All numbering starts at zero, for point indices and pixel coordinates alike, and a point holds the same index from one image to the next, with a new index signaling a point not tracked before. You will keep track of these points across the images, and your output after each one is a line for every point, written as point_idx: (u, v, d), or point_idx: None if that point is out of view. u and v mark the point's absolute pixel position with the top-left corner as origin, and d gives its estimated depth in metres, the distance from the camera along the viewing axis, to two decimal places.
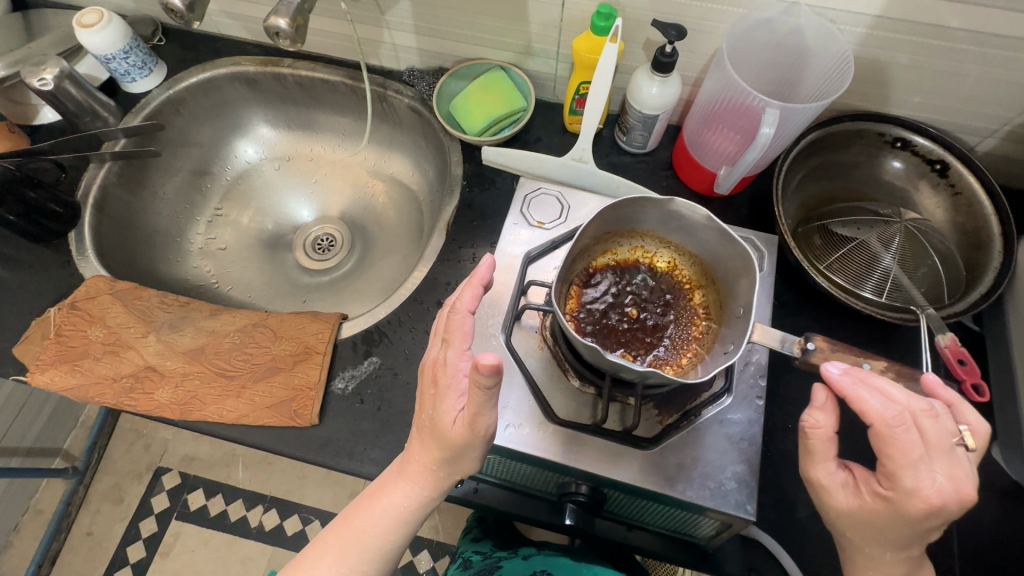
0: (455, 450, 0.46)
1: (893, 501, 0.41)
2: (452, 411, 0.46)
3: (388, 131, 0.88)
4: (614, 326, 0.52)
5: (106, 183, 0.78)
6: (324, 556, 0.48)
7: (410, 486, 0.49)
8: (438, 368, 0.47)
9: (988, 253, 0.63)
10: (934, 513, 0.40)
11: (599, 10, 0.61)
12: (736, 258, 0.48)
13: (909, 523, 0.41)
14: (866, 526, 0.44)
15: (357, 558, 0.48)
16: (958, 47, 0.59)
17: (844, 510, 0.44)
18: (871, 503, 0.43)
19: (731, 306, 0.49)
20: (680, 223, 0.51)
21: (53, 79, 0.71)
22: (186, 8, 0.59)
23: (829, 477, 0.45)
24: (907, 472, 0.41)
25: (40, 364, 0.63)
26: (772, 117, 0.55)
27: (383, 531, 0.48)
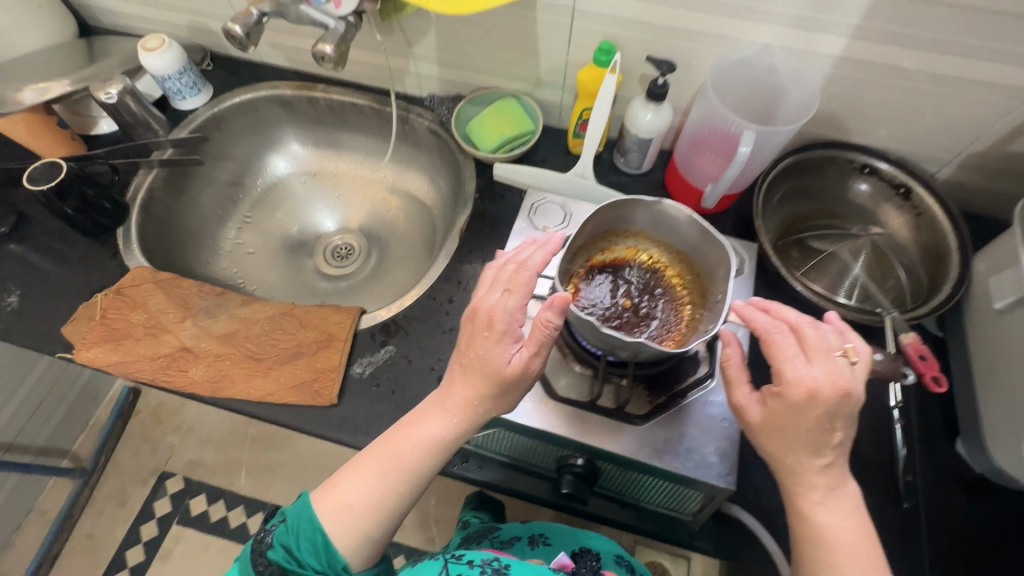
0: (501, 388, 0.51)
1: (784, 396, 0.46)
2: (508, 354, 0.50)
3: (408, 151, 0.97)
4: (608, 313, 0.59)
5: (153, 187, 0.86)
6: (362, 475, 0.52)
7: (448, 416, 0.53)
8: (494, 315, 0.50)
9: (947, 265, 0.69)
10: (816, 398, 0.45)
11: (600, 46, 0.70)
12: (717, 253, 0.55)
13: (801, 416, 0.46)
14: (777, 435, 0.47)
15: (392, 478, 0.52)
16: (912, 85, 0.68)
17: (756, 424, 0.49)
18: (771, 406, 0.47)
19: (713, 295, 0.56)
20: (668, 223, 0.58)
21: (117, 93, 0.80)
22: (245, 35, 0.68)
23: (740, 397, 0.50)
24: (787, 365, 0.47)
25: (86, 342, 0.69)
26: (749, 138, 0.64)
27: (420, 457, 0.52)
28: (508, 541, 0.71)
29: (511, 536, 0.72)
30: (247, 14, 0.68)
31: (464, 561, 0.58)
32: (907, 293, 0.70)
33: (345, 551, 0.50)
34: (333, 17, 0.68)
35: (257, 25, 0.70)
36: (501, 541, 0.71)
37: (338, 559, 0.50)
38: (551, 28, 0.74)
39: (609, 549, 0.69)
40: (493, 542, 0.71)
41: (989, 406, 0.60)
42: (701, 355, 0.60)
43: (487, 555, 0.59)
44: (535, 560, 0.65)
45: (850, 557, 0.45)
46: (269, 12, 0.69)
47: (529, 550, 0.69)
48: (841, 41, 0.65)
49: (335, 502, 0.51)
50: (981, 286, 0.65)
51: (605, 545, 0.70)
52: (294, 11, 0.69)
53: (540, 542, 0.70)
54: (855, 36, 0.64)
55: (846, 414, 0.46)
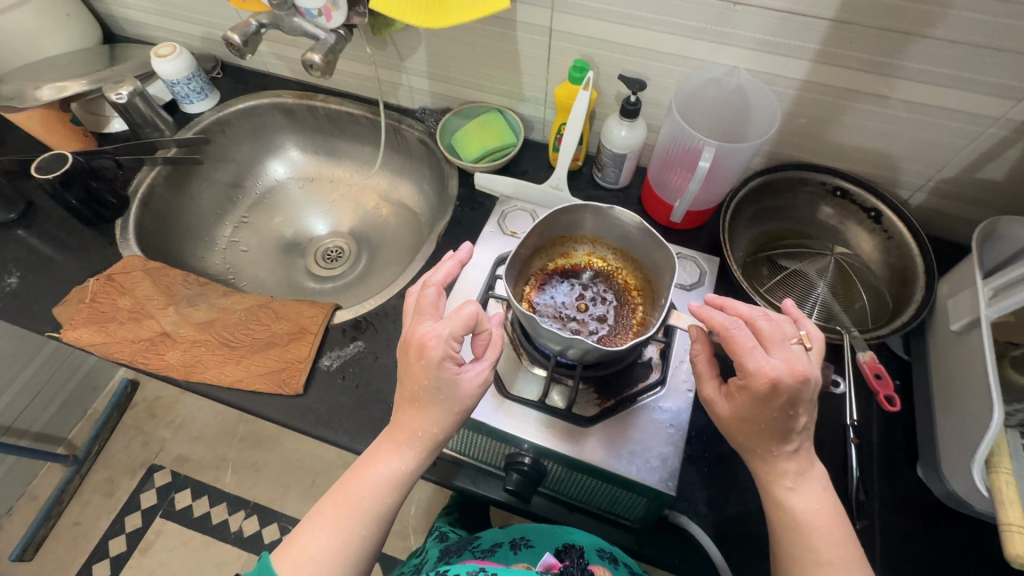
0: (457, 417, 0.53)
1: (745, 387, 0.47)
2: (454, 375, 0.52)
3: (399, 160, 1.02)
4: (561, 315, 0.61)
5: (154, 183, 0.91)
6: (321, 525, 0.52)
7: (403, 452, 0.54)
8: (428, 343, 0.51)
9: (913, 287, 0.70)
10: (775, 388, 0.45)
11: (575, 64, 0.73)
12: (664, 261, 0.57)
13: (766, 406, 0.46)
14: (746, 426, 0.48)
15: (353, 522, 0.52)
16: (875, 109, 0.69)
17: (726, 417, 0.50)
18: (737, 400, 0.48)
19: (660, 300, 0.58)
20: (619, 230, 0.60)
21: (128, 94, 0.86)
22: (243, 43, 0.73)
23: (708, 392, 0.52)
24: (745, 358, 0.47)
25: (73, 323, 0.73)
26: (709, 153, 0.66)
27: (378, 494, 0.53)
28: (490, 549, 0.66)
29: (493, 543, 0.68)
30: (247, 24, 0.73)
31: (451, 574, 0.55)
32: (872, 312, 0.70)
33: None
34: (325, 30, 0.73)
35: (255, 34, 0.74)
36: (484, 549, 0.66)
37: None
38: (530, 46, 0.78)
39: (591, 540, 0.61)
40: (475, 551, 0.66)
41: (945, 428, 0.60)
42: (653, 362, 0.61)
43: (473, 566, 0.56)
44: (520, 565, 0.61)
45: (823, 535, 0.46)
46: (266, 24, 0.75)
47: (512, 555, 0.64)
48: (804, 64, 0.67)
49: (295, 558, 0.50)
50: (943, 308, 0.65)
51: (585, 538, 0.62)
52: (289, 23, 0.74)
53: (523, 545, 0.65)
54: (816, 60, 0.66)
55: (809, 399, 0.46)
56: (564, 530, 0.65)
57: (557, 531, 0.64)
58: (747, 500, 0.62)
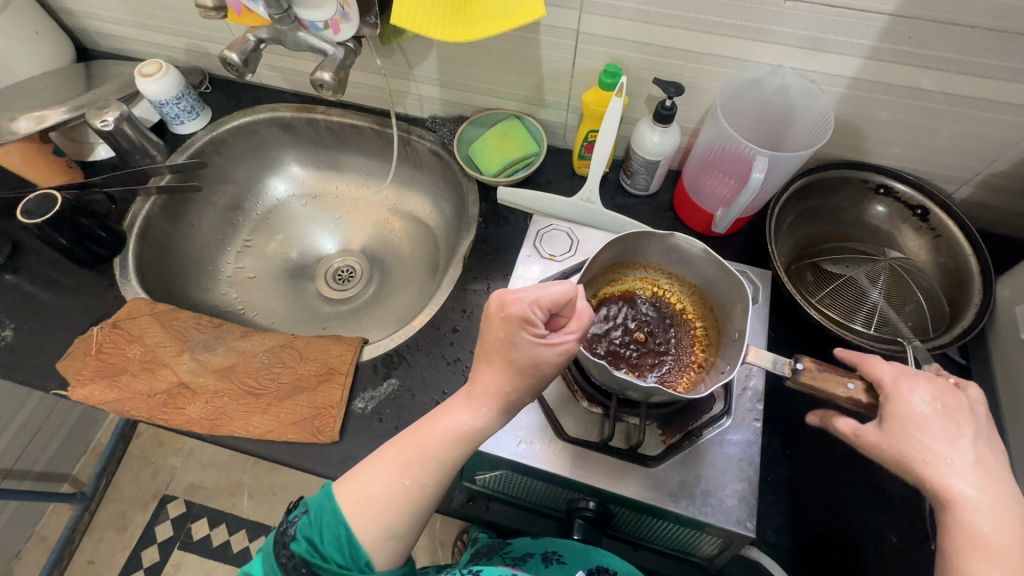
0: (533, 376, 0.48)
1: (891, 397, 0.45)
2: (532, 338, 0.48)
3: (410, 172, 0.96)
4: (622, 347, 0.57)
5: (150, 214, 0.84)
6: (386, 465, 0.47)
7: (475, 407, 0.49)
8: (508, 302, 0.47)
9: (969, 290, 0.67)
10: (920, 390, 0.44)
11: (606, 69, 0.68)
12: (732, 286, 0.54)
13: (920, 410, 0.43)
14: (907, 436, 0.43)
15: (416, 470, 0.47)
16: (927, 106, 0.66)
17: (880, 438, 0.45)
18: (886, 415, 0.44)
19: (727, 329, 0.55)
20: (681, 255, 0.57)
21: (114, 120, 0.79)
22: (242, 62, 0.66)
23: (854, 428, 0.47)
24: (879, 365, 0.47)
25: (80, 379, 0.68)
26: (762, 163, 0.62)
27: (445, 447, 0.47)
28: (521, 558, 0.59)
29: (524, 552, 0.60)
30: (245, 41, 0.66)
31: None
32: (929, 317, 0.68)
33: (369, 547, 0.46)
34: (332, 43, 0.67)
35: (254, 51, 0.68)
36: (514, 557, 0.60)
37: (362, 555, 0.46)
38: (554, 50, 0.72)
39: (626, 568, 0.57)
40: (503, 558, 0.60)
41: (1017, 441, 0.58)
42: (715, 391, 0.58)
43: None
44: None
45: None
46: (266, 39, 0.68)
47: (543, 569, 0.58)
48: (855, 62, 0.63)
49: (357, 493, 0.46)
50: (1007, 313, 0.63)
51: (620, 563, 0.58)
52: (291, 38, 0.67)
53: (555, 559, 0.58)
54: (869, 57, 0.62)
55: (967, 409, 0.44)
56: (598, 550, 0.58)
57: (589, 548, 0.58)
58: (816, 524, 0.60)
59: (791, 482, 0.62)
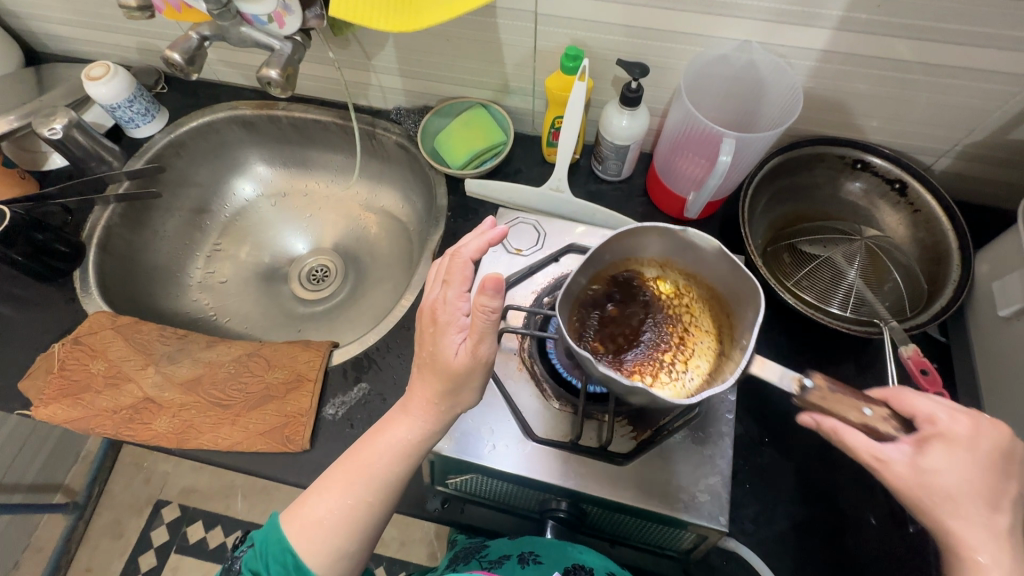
0: (462, 383, 0.48)
1: (938, 436, 0.40)
2: (454, 344, 0.47)
3: (378, 166, 0.93)
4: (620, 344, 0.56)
5: (110, 223, 0.82)
6: (330, 488, 0.48)
7: (413, 420, 0.49)
8: (437, 308, 0.48)
9: (948, 265, 0.65)
10: (979, 436, 0.40)
11: (566, 52, 0.65)
12: (745, 288, 0.51)
13: (972, 455, 0.40)
14: (946, 479, 0.39)
15: (358, 488, 0.48)
16: (903, 76, 0.63)
17: (915, 476, 0.40)
18: (931, 453, 0.40)
19: (740, 335, 0.51)
20: (692, 254, 0.54)
21: (63, 128, 0.76)
22: (186, 62, 0.63)
23: (877, 449, 0.41)
24: (926, 403, 0.42)
25: (43, 398, 0.66)
26: (729, 145, 0.60)
27: (386, 463, 0.49)
28: (497, 561, 0.58)
29: (501, 555, 0.59)
30: (187, 39, 0.63)
31: None
32: (907, 296, 0.66)
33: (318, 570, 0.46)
34: (278, 37, 0.64)
35: (198, 50, 0.65)
36: (490, 561, 0.59)
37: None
38: (514, 34, 0.69)
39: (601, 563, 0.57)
40: (480, 562, 0.59)
41: (997, 419, 0.57)
42: None
43: None
44: None
45: None
46: (210, 36, 0.65)
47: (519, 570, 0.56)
48: (825, 33, 0.60)
49: (303, 520, 0.47)
50: (985, 289, 0.61)
51: (596, 559, 0.57)
52: (234, 33, 0.64)
53: (531, 560, 0.57)
54: (839, 28, 0.59)
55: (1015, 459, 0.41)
56: (574, 547, 0.58)
57: (564, 546, 0.58)
58: (793, 511, 0.60)
59: (769, 470, 0.61)
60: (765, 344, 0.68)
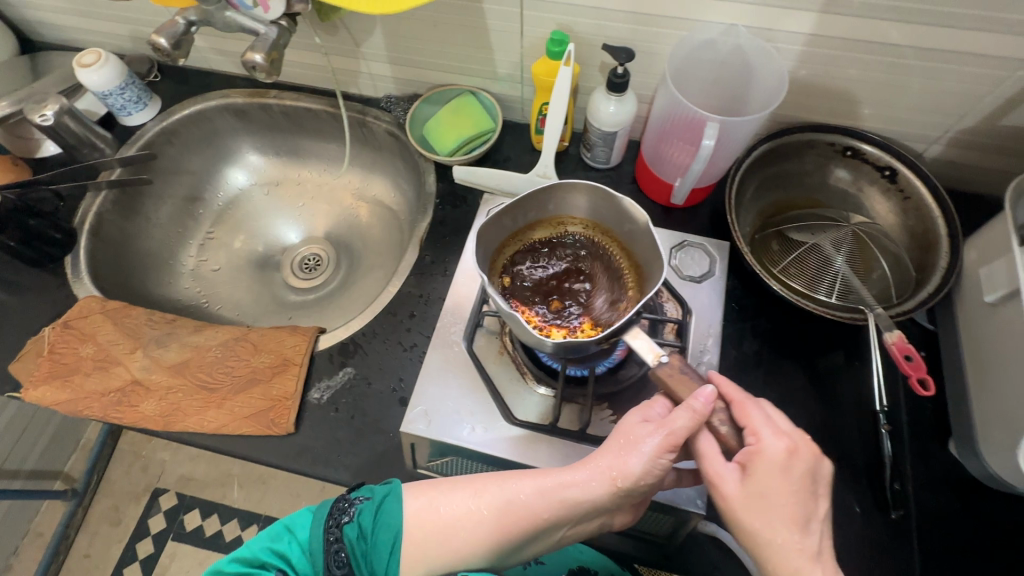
0: (624, 496, 0.47)
1: (758, 457, 0.45)
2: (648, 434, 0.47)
3: (369, 155, 0.93)
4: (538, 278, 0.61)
5: (102, 210, 0.83)
6: (471, 489, 0.48)
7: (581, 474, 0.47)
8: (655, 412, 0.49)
9: (936, 252, 0.65)
10: (793, 460, 0.44)
11: (552, 37, 0.65)
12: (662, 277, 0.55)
13: (787, 479, 0.44)
14: (765, 501, 0.43)
15: (489, 514, 0.47)
16: (892, 60, 0.62)
17: (741, 495, 0.44)
18: (752, 475, 0.44)
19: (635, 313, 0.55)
20: (628, 225, 0.59)
21: (54, 114, 0.77)
22: (172, 46, 0.64)
23: (712, 465, 0.46)
24: (757, 426, 0.46)
25: (33, 380, 0.67)
26: (712, 130, 0.59)
27: (530, 500, 0.47)
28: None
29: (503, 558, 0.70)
30: (173, 23, 0.63)
31: None
32: (895, 283, 0.66)
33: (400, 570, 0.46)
34: (264, 22, 0.64)
35: (185, 35, 0.65)
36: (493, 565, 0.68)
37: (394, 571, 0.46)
38: (500, 19, 0.69)
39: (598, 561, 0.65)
40: None
41: (982, 405, 0.56)
42: None
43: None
44: None
45: None
46: (196, 21, 0.65)
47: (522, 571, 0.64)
48: (810, 17, 0.59)
49: (430, 509, 0.48)
50: (972, 276, 0.61)
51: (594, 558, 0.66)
52: (221, 17, 0.64)
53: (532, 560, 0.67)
54: (825, 10, 0.59)
55: (825, 479, 0.46)
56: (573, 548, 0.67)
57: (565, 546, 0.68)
58: None
59: None
60: (750, 331, 0.68)
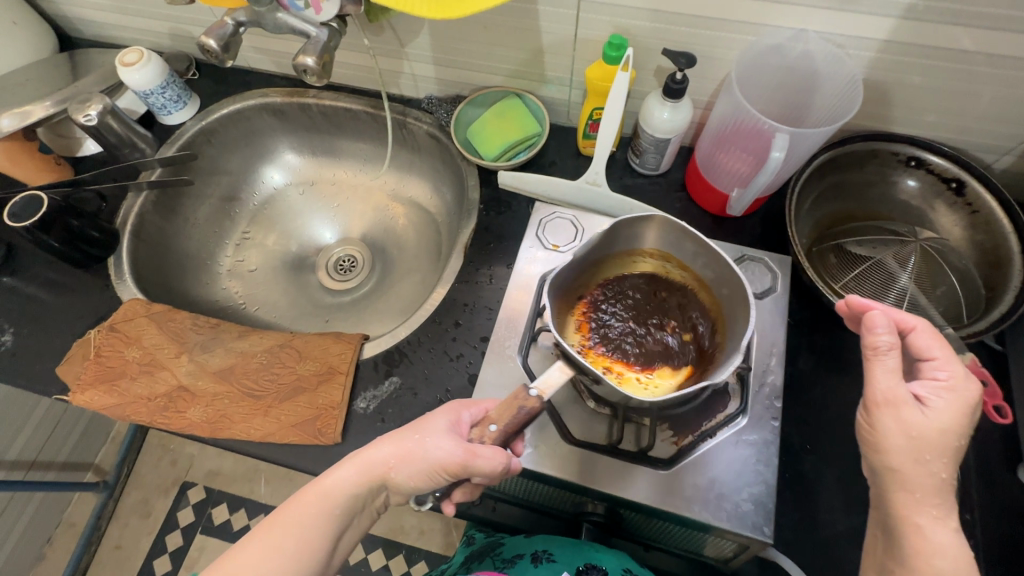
0: (393, 488, 0.50)
1: (955, 394, 0.44)
2: (439, 449, 0.48)
3: (407, 155, 0.91)
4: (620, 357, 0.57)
5: (143, 211, 0.82)
6: (257, 538, 0.46)
7: (356, 474, 0.49)
8: (882, 331, 0.46)
9: (1008, 271, 0.62)
10: (966, 400, 0.44)
11: (611, 40, 0.63)
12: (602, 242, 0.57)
13: (960, 414, 0.44)
14: (940, 433, 0.43)
15: (285, 540, 0.45)
16: (968, 68, 0.59)
17: (919, 424, 0.44)
18: (931, 406, 0.44)
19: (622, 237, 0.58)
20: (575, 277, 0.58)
21: (98, 114, 0.76)
22: (221, 48, 0.62)
23: (889, 389, 0.45)
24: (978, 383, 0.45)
25: (80, 384, 0.67)
26: (782, 140, 0.57)
27: (316, 515, 0.47)
28: (511, 560, 0.63)
29: (516, 553, 0.64)
30: (222, 25, 0.62)
31: None
32: (963, 300, 0.63)
33: None
34: (314, 24, 0.62)
35: (234, 36, 0.63)
36: (504, 560, 0.64)
37: None
38: (554, 21, 0.67)
39: (615, 562, 0.59)
40: (495, 561, 0.64)
41: None
42: (730, 389, 0.56)
43: None
44: None
45: None
46: (245, 21, 0.63)
47: (531, 569, 0.60)
48: (888, 22, 0.56)
49: (226, 569, 0.44)
50: None
51: (610, 559, 0.60)
52: (271, 19, 0.63)
53: (544, 558, 0.61)
54: (904, 16, 0.56)
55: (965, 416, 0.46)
56: (590, 546, 0.61)
57: (579, 546, 0.61)
58: (838, 519, 0.58)
59: (810, 478, 0.60)
60: (807, 348, 0.66)
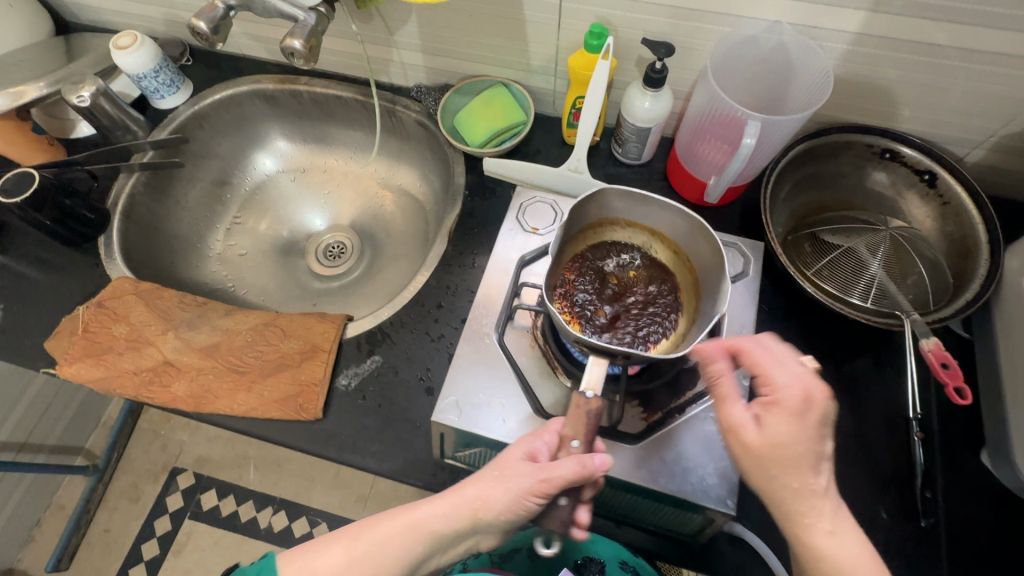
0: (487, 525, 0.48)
1: (778, 403, 0.44)
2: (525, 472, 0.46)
3: (397, 143, 0.93)
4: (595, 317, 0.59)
5: (134, 192, 0.84)
6: (336, 546, 0.48)
7: (445, 505, 0.48)
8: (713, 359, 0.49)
9: (976, 259, 0.63)
10: (795, 407, 0.44)
11: (592, 30, 0.64)
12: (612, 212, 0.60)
13: (789, 421, 0.43)
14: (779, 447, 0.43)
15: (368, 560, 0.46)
16: (937, 61, 0.61)
17: (757, 442, 0.44)
18: (767, 423, 0.45)
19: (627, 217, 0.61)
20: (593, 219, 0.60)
21: (91, 96, 0.77)
22: (211, 31, 0.63)
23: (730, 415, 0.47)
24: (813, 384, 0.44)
25: (68, 358, 0.68)
26: (754, 128, 0.59)
27: (402, 543, 0.47)
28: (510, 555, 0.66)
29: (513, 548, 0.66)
30: (212, 7, 0.63)
31: None
32: (931, 288, 0.65)
33: None
34: (302, 8, 0.64)
35: (224, 19, 0.65)
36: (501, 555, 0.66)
37: None
38: (538, 10, 0.68)
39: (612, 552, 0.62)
40: (491, 557, 0.66)
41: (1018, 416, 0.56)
42: None
43: None
44: None
45: None
46: (235, 5, 0.65)
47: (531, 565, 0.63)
48: (859, 15, 0.58)
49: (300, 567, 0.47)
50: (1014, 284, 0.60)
51: (606, 548, 0.63)
52: (260, 3, 0.64)
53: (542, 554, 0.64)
54: (874, 9, 0.57)
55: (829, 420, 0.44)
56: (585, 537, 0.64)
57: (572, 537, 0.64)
58: None
59: None
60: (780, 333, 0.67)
